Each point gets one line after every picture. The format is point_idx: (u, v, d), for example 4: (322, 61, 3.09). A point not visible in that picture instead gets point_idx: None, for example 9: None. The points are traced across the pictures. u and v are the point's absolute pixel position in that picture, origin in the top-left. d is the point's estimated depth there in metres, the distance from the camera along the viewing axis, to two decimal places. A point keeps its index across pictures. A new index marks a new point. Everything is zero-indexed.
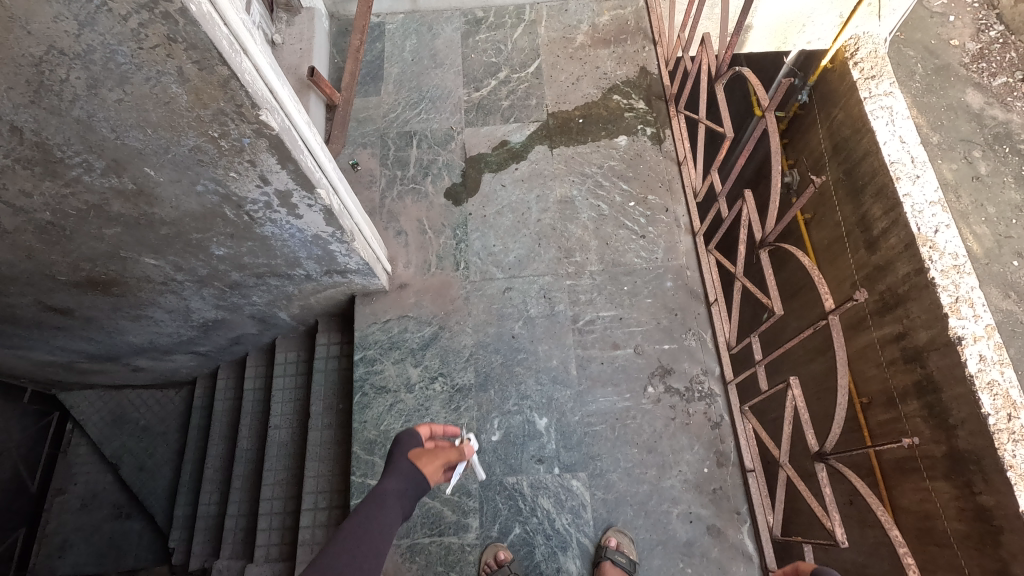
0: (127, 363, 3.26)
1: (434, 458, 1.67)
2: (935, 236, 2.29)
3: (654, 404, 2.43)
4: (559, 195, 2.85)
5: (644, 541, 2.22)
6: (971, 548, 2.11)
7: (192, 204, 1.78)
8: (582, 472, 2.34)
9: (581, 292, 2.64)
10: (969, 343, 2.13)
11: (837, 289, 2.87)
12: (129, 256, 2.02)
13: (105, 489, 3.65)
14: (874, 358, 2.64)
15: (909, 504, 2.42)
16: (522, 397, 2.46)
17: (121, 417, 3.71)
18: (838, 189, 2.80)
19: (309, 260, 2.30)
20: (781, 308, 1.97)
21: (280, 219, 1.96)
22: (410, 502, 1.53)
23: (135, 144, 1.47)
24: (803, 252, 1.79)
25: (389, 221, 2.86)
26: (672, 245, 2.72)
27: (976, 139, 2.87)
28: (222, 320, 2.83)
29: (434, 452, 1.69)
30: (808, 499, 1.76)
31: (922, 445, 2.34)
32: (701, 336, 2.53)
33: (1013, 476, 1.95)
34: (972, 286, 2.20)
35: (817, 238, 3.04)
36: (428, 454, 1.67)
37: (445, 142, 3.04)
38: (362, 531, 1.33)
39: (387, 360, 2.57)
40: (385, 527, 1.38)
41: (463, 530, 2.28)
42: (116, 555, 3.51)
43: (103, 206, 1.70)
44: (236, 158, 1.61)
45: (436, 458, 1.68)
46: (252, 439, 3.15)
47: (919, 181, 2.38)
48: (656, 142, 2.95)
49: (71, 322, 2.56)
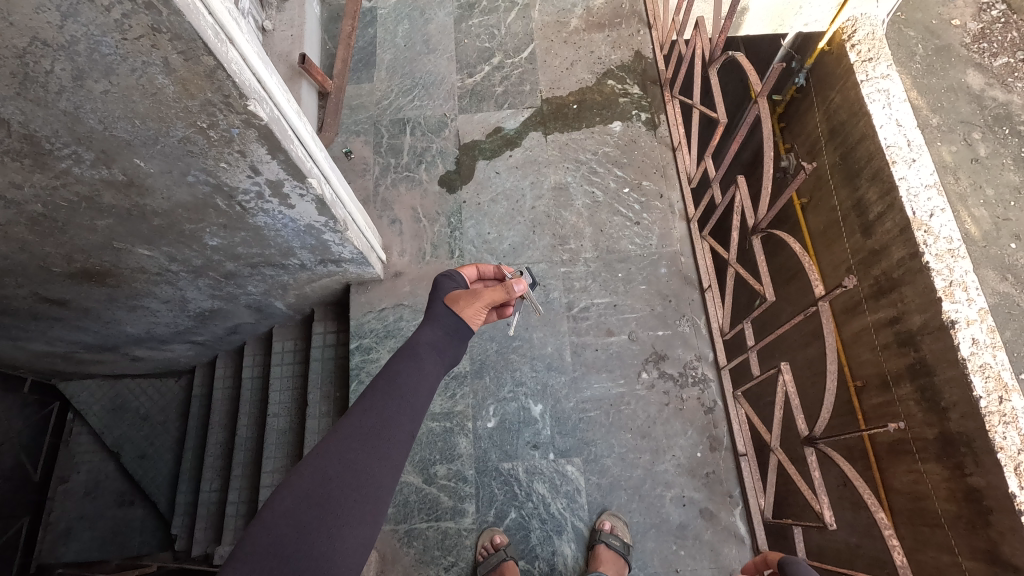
0: (125, 353, 3.27)
1: (474, 298, 1.67)
2: (930, 220, 2.28)
3: (648, 389, 2.45)
4: (553, 181, 2.84)
5: (639, 524, 2.25)
6: (961, 528, 2.14)
7: (183, 195, 1.78)
8: (577, 457, 2.37)
9: (576, 279, 2.64)
10: (962, 327, 2.14)
11: (832, 274, 2.88)
12: (123, 247, 2.02)
13: (108, 477, 3.68)
14: (868, 342, 2.65)
15: (901, 486, 2.45)
16: (518, 384, 2.48)
17: (121, 406, 3.73)
18: (834, 173, 2.78)
19: (302, 249, 2.30)
20: (773, 294, 1.98)
21: (272, 209, 1.96)
22: (450, 347, 1.58)
23: (124, 135, 1.47)
24: (795, 239, 1.86)
25: (383, 209, 2.86)
26: (666, 231, 2.72)
27: (977, 121, 2.85)
28: (218, 310, 2.84)
29: (474, 291, 1.69)
30: (798, 483, 1.80)
31: (914, 427, 2.37)
32: (694, 322, 2.54)
33: (1004, 458, 1.97)
34: (966, 270, 2.20)
35: (813, 222, 3.03)
36: (468, 294, 1.68)
37: (438, 129, 3.02)
38: (401, 376, 1.38)
39: (383, 349, 2.59)
40: (427, 378, 1.43)
41: (460, 515, 2.31)
42: (119, 541, 3.56)
43: (94, 197, 1.69)
44: (226, 149, 1.61)
45: (474, 295, 1.68)
46: (251, 427, 3.18)
47: (915, 164, 2.37)
48: (651, 128, 2.94)
49: (68, 313, 2.56)
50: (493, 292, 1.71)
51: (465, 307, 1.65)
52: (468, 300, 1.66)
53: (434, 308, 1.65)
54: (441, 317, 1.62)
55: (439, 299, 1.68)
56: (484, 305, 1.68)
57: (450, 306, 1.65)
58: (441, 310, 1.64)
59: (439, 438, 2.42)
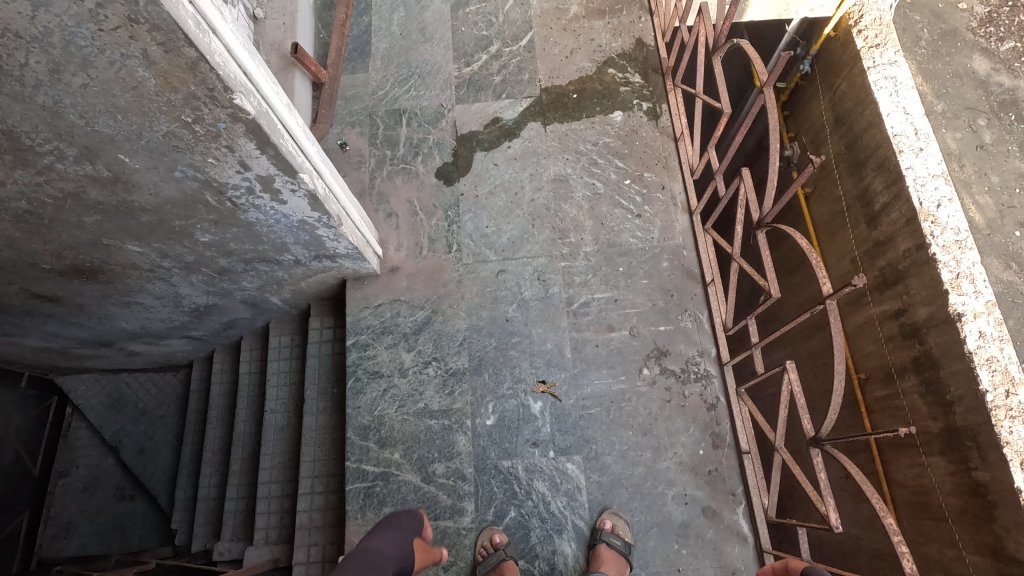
0: (122, 348, 3.23)
1: (424, 551, 2.07)
2: (937, 210, 2.11)
3: (649, 386, 2.41)
4: (553, 173, 2.78)
5: (639, 523, 2.23)
6: (965, 523, 1.99)
7: (172, 191, 1.72)
8: (578, 455, 2.34)
9: (576, 274, 2.59)
10: (969, 320, 1.98)
11: (835, 265, 2.70)
12: (112, 243, 1.97)
13: (107, 472, 3.67)
14: (872, 335, 2.47)
15: (904, 479, 2.28)
16: (517, 380, 2.45)
17: (119, 401, 3.70)
18: (839, 162, 2.61)
19: (296, 245, 2.25)
20: (779, 290, 1.96)
21: (264, 205, 1.91)
22: None
23: (106, 130, 1.41)
24: (801, 235, 1.84)
25: (379, 202, 2.80)
26: (668, 224, 2.67)
27: (982, 107, 2.62)
28: (213, 306, 2.80)
29: (425, 547, 2.09)
30: (803, 484, 1.80)
31: (919, 421, 2.20)
32: (697, 318, 2.50)
33: (1010, 453, 1.82)
34: (973, 261, 2.03)
35: (816, 211, 2.85)
36: (420, 546, 2.07)
37: (435, 119, 2.96)
38: None
39: (380, 345, 2.55)
40: None
41: (459, 514, 2.29)
42: (120, 536, 3.54)
43: (80, 194, 1.63)
44: (213, 144, 1.55)
45: (425, 550, 2.08)
46: (248, 423, 3.15)
47: (922, 153, 2.19)
48: (653, 117, 2.87)
49: (61, 310, 2.51)
50: (434, 552, 2.11)
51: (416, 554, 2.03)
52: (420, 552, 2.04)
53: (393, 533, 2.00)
54: (400, 542, 1.98)
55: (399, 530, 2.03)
56: (426, 563, 2.06)
57: (411, 547, 2.01)
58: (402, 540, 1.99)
59: (437, 436, 2.39)
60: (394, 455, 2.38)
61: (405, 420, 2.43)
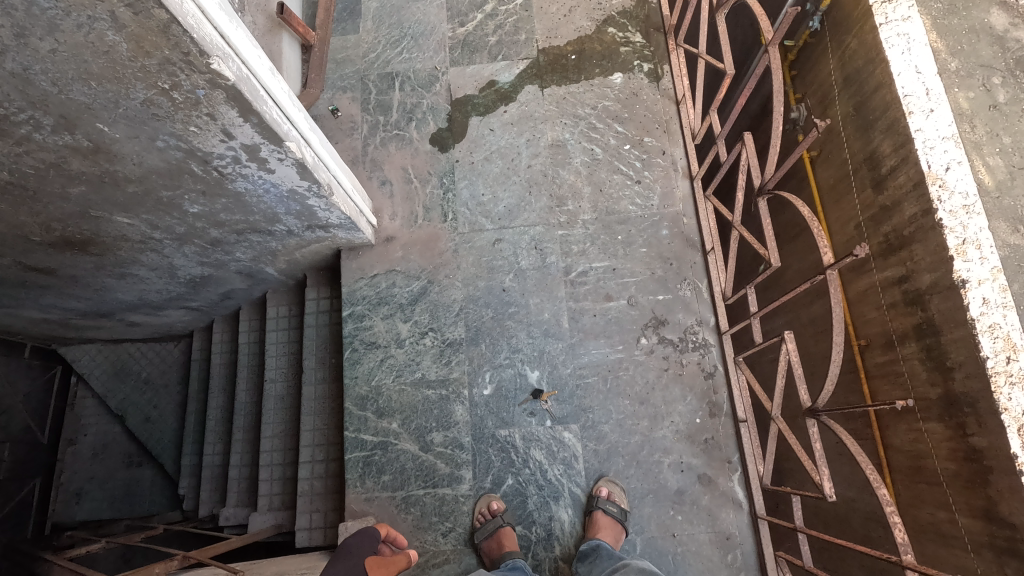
0: (121, 319, 3.23)
1: (382, 567, 1.92)
2: (946, 174, 2.01)
3: (647, 355, 2.40)
4: (551, 138, 2.71)
5: (635, 490, 2.25)
6: (959, 487, 1.97)
7: (156, 161, 1.67)
8: (574, 424, 2.35)
9: (574, 243, 2.55)
10: (973, 286, 1.90)
11: (839, 231, 2.62)
12: (100, 215, 1.92)
13: (115, 440, 3.72)
14: (874, 301, 2.39)
15: (900, 443, 2.25)
16: (514, 350, 2.44)
17: (121, 371, 3.70)
18: (847, 124, 2.49)
19: (288, 215, 2.22)
20: (779, 258, 1.93)
21: (251, 174, 1.86)
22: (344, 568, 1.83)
23: (81, 99, 1.35)
24: (804, 203, 1.82)
25: (372, 169, 2.74)
26: (668, 190, 2.61)
27: (997, 62, 2.18)
28: (209, 276, 2.77)
29: (386, 561, 1.96)
30: (799, 454, 1.82)
31: (917, 387, 2.15)
32: (696, 286, 2.47)
33: (1008, 419, 1.77)
34: (981, 227, 1.94)
35: (821, 175, 2.75)
36: (378, 563, 1.92)
37: (429, 83, 2.87)
38: None
39: (377, 316, 2.53)
40: None
41: (456, 482, 2.32)
42: (130, 501, 3.62)
43: (61, 164, 1.57)
44: (193, 112, 1.50)
45: (385, 566, 1.94)
46: (249, 393, 3.17)
47: (932, 115, 2.09)
48: (654, 79, 2.78)
49: (56, 282, 2.49)
50: (397, 563, 2.01)
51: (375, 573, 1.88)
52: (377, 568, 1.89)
53: (350, 561, 1.86)
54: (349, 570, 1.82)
55: (356, 555, 1.89)
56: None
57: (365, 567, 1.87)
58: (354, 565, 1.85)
59: (434, 406, 2.40)
60: (392, 425, 2.40)
61: (402, 390, 2.44)
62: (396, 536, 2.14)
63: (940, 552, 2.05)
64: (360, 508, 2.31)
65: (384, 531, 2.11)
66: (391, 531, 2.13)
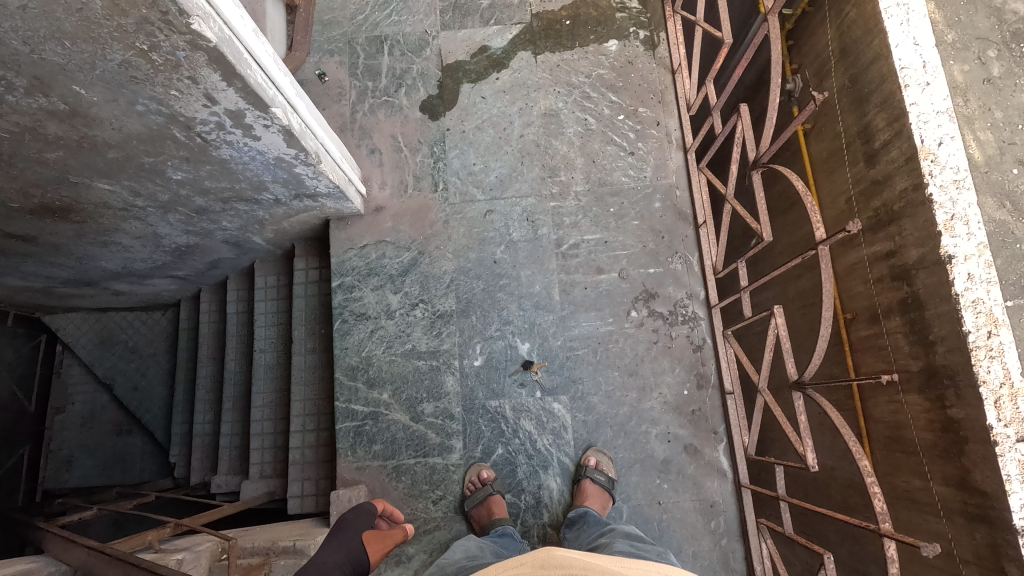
0: (106, 287, 3.17)
1: (379, 540, 1.98)
2: (938, 149, 1.98)
3: (637, 328, 2.42)
4: (544, 107, 2.66)
5: (622, 459, 2.30)
6: (935, 457, 2.02)
7: (136, 126, 1.61)
8: (564, 395, 2.37)
9: (566, 215, 2.53)
10: (959, 262, 1.89)
11: (830, 205, 2.62)
12: (80, 181, 1.85)
13: (104, 408, 3.70)
14: (862, 276, 2.40)
15: (881, 414, 2.30)
16: (505, 322, 2.44)
17: (107, 339, 3.65)
18: (842, 96, 2.45)
19: (275, 183, 2.17)
20: (771, 233, 1.94)
21: (236, 141, 1.81)
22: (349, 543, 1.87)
23: (55, 59, 1.29)
24: (797, 176, 1.82)
25: (361, 137, 2.68)
26: (661, 162, 2.58)
27: (993, 34, 2.15)
28: (195, 245, 2.72)
29: (382, 535, 2.01)
30: (783, 425, 1.85)
31: (900, 360, 2.18)
32: (687, 260, 2.47)
33: (986, 392, 1.79)
34: (970, 203, 1.92)
35: (815, 149, 2.73)
36: (375, 537, 1.99)
37: (419, 48, 2.78)
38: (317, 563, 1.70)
39: (366, 287, 2.51)
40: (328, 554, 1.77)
41: (447, 451, 2.35)
42: (121, 469, 3.63)
43: (37, 128, 1.51)
44: (174, 75, 1.45)
45: (382, 539, 2.00)
46: (238, 362, 3.15)
47: (929, 89, 2.04)
48: (650, 47, 2.72)
49: (37, 250, 2.42)
50: (394, 536, 2.05)
51: (372, 546, 1.94)
52: (375, 542, 1.95)
53: (347, 536, 1.91)
54: (351, 543, 1.87)
55: (352, 531, 1.94)
56: (386, 550, 1.98)
57: (363, 541, 1.92)
58: (354, 539, 1.90)
59: (425, 376, 2.42)
60: (383, 395, 2.41)
61: (393, 360, 2.44)
62: (392, 512, 2.18)
63: (914, 518, 2.12)
64: (352, 476, 2.34)
65: (380, 507, 2.15)
66: (387, 507, 2.17)
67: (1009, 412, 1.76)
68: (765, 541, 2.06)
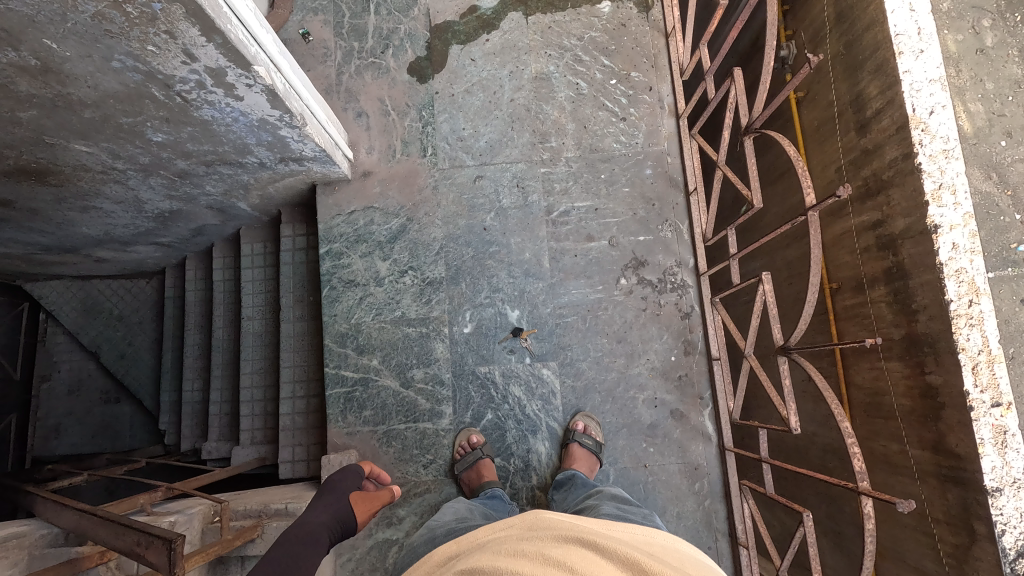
0: (88, 254, 3.11)
1: (366, 502, 2.00)
2: (929, 118, 1.97)
3: (625, 295, 2.43)
4: (535, 71, 2.60)
5: (609, 424, 2.34)
6: (912, 421, 2.08)
7: (112, 84, 1.55)
8: (553, 361, 2.40)
9: (556, 181, 2.51)
10: (944, 231, 1.90)
11: (819, 174, 2.61)
12: (57, 142, 1.79)
13: (90, 376, 3.68)
14: (849, 245, 2.41)
15: (862, 381, 2.36)
16: (494, 289, 2.44)
17: (91, 307, 3.60)
18: (835, 63, 2.42)
19: (259, 146, 2.12)
20: (762, 200, 1.93)
21: (217, 101, 1.76)
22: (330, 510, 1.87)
23: (24, 10, 1.23)
24: (788, 141, 1.79)
25: (347, 100, 2.62)
26: (653, 129, 2.55)
27: (988, 3, 2.12)
28: (179, 211, 2.66)
29: (370, 497, 2.03)
30: (768, 390, 1.88)
31: (883, 328, 2.21)
32: (677, 227, 2.47)
33: (964, 358, 1.83)
34: (958, 171, 1.93)
35: (807, 116, 2.70)
36: (361, 498, 2.00)
37: (406, 7, 2.68)
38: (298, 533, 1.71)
39: (354, 254, 2.49)
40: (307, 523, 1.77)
41: (437, 417, 2.37)
42: (111, 436, 3.63)
43: (7, 85, 1.44)
44: (150, 29, 1.38)
45: (367, 501, 2.01)
46: (226, 330, 3.13)
47: (922, 56, 2.02)
48: (644, 9, 2.65)
49: (15, 216, 2.36)
50: (382, 498, 2.06)
51: (358, 507, 1.96)
52: (361, 503, 1.98)
53: (335, 497, 1.93)
54: (337, 505, 1.90)
55: (339, 493, 1.96)
56: (372, 512, 2.00)
57: (350, 503, 1.94)
58: (340, 501, 1.92)
59: (414, 343, 2.42)
60: (372, 361, 2.42)
61: (382, 328, 2.44)
62: (379, 474, 2.21)
63: (890, 480, 2.19)
64: (342, 442, 2.36)
65: (367, 469, 2.18)
66: (375, 468, 2.20)
67: (985, 378, 1.81)
68: (747, 501, 2.12)
